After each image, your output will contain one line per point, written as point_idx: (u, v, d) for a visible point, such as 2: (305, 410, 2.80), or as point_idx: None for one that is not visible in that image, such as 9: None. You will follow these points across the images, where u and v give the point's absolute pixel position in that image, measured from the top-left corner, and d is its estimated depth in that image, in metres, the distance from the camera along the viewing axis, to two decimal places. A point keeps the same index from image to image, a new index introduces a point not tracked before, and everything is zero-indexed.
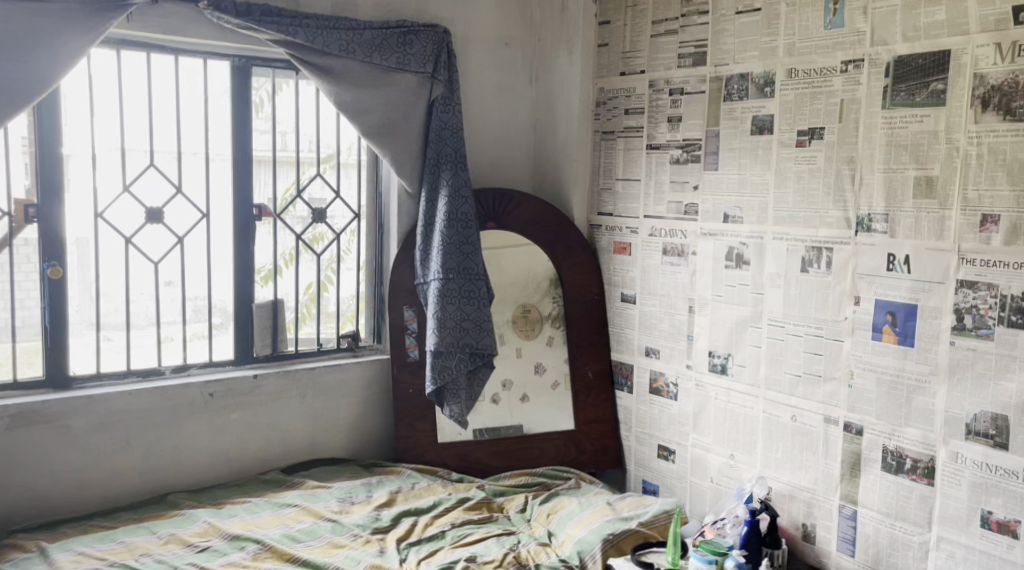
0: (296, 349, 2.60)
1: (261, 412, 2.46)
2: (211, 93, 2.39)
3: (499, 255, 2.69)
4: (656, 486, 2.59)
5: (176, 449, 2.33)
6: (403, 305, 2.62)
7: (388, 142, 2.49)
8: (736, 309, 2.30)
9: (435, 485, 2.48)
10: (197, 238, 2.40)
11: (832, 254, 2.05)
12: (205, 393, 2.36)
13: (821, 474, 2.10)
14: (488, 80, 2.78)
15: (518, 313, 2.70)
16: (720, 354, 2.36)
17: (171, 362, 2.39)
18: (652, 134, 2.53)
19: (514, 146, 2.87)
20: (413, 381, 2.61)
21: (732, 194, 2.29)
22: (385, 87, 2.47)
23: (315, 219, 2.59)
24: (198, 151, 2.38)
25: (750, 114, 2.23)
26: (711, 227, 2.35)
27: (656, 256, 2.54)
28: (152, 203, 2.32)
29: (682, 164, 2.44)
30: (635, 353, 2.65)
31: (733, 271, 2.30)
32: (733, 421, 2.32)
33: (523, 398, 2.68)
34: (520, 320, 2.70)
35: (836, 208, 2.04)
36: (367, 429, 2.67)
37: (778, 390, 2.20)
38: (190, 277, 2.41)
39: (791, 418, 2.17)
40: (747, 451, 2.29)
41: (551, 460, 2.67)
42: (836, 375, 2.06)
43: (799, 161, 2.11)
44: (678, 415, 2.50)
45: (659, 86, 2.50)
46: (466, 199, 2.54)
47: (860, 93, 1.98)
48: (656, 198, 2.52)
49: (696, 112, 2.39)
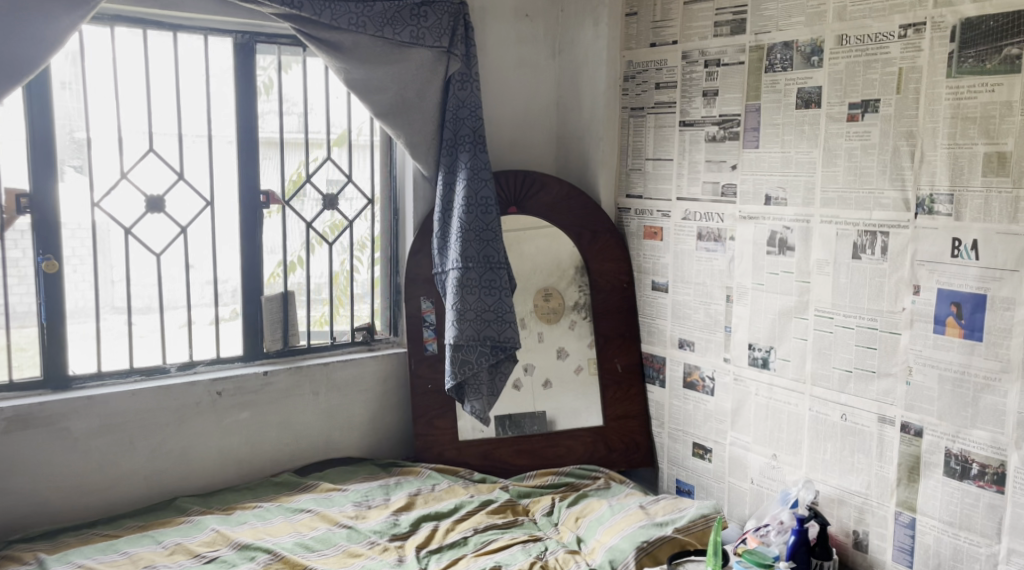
0: (309, 344, 2.46)
1: (272, 411, 2.33)
2: (214, 72, 2.23)
3: (520, 237, 2.53)
4: (691, 486, 2.44)
5: (183, 451, 2.20)
6: (420, 296, 2.47)
7: (402, 122, 2.34)
8: (780, 298, 2.13)
9: (456, 486, 2.34)
10: (201, 228, 2.26)
11: (887, 239, 1.88)
12: (213, 392, 2.22)
13: (876, 477, 1.94)
14: (508, 55, 2.60)
15: (539, 297, 2.54)
16: (762, 347, 2.19)
17: (176, 359, 2.26)
18: (686, 110, 2.35)
19: (536, 124, 2.70)
20: (432, 375, 2.47)
21: (775, 173, 2.11)
22: (398, 63, 2.30)
23: (326, 207, 2.44)
24: (201, 134, 2.23)
25: (795, 86, 2.04)
26: (752, 210, 2.18)
27: (690, 241, 2.37)
28: (152, 191, 2.18)
29: (719, 142, 2.26)
30: (667, 344, 2.49)
31: (776, 258, 2.13)
32: (776, 419, 2.16)
33: (546, 385, 2.52)
34: (542, 303, 2.54)
35: (893, 187, 1.86)
36: (383, 426, 2.53)
37: (826, 386, 2.03)
38: (195, 268, 2.27)
39: (841, 417, 2.00)
40: (792, 452, 2.12)
41: (578, 459, 2.51)
42: (892, 370, 1.89)
43: (851, 137, 1.93)
44: (715, 412, 2.34)
45: (693, 58, 2.31)
46: (486, 182, 2.38)
47: (922, 60, 1.79)
48: (690, 179, 2.35)
49: (733, 86, 2.21)
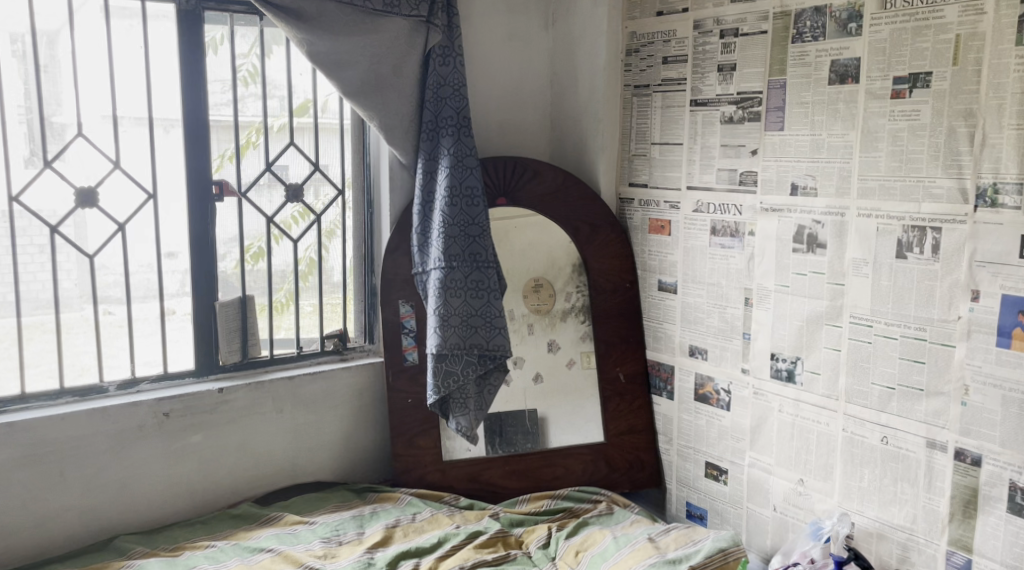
0: (272, 354, 2.17)
1: (228, 433, 2.04)
2: (152, 44, 1.93)
3: (509, 225, 2.26)
4: (703, 511, 2.18)
5: (123, 481, 1.91)
6: (398, 299, 2.19)
7: (375, 102, 2.05)
8: (808, 303, 1.86)
9: (440, 515, 2.06)
10: (143, 225, 1.96)
11: (939, 236, 1.61)
12: (158, 413, 1.94)
13: (923, 511, 1.68)
14: (496, 25, 2.31)
15: (528, 285, 2.27)
16: (787, 358, 1.92)
17: (116, 377, 1.96)
18: (698, 87, 2.07)
19: (528, 104, 2.41)
20: (413, 389, 2.19)
21: (803, 159, 1.84)
22: (370, 35, 2.01)
23: (290, 199, 2.15)
24: (140, 116, 1.93)
25: (828, 57, 1.77)
26: (776, 202, 1.91)
27: (702, 236, 2.10)
28: (83, 183, 1.88)
29: (736, 124, 1.98)
30: (676, 352, 2.22)
31: (804, 256, 1.86)
32: (803, 439, 1.89)
33: (536, 378, 2.26)
34: (531, 293, 2.27)
35: (946, 175, 1.60)
36: (357, 447, 2.25)
37: (864, 405, 1.77)
38: (136, 270, 1.97)
39: (881, 440, 1.74)
40: (822, 477, 1.86)
41: (576, 480, 2.24)
42: (945, 388, 1.63)
43: (896, 117, 1.66)
44: (731, 429, 2.07)
45: (706, 28, 2.03)
46: (472, 170, 2.09)
47: (986, 25, 1.52)
48: (702, 166, 2.07)
49: (754, 59, 1.93)
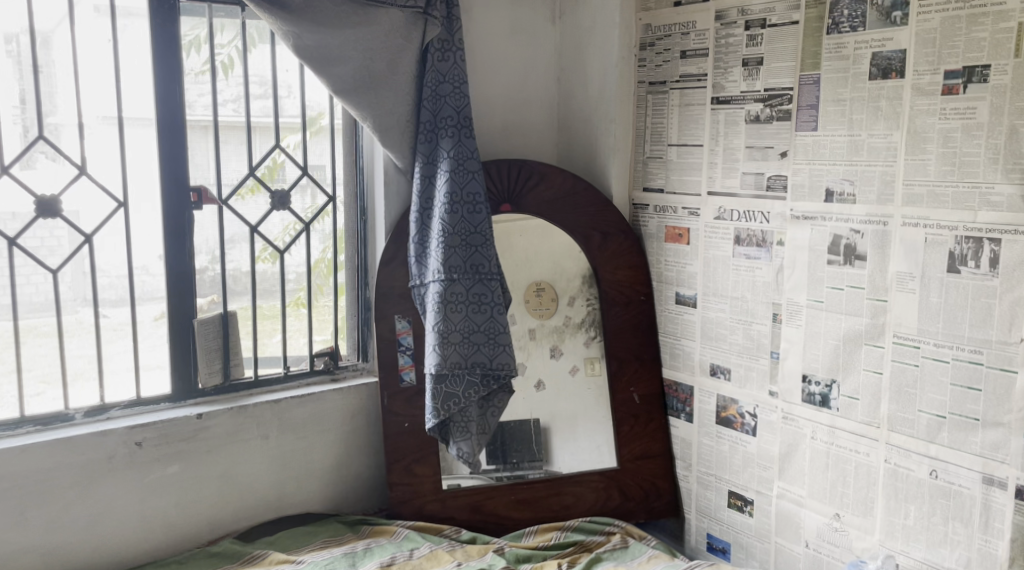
0: (256, 376, 2.00)
1: (209, 462, 1.87)
2: (122, 37, 1.75)
3: (512, 228, 2.09)
4: (725, 544, 2.00)
5: (92, 518, 1.74)
6: (393, 315, 2.01)
7: (369, 100, 1.88)
8: (845, 321, 1.69)
9: (439, 550, 1.87)
10: (113, 236, 1.78)
11: (998, 248, 1.45)
12: (130, 443, 1.76)
13: (978, 554, 1.51)
14: (499, 18, 2.14)
15: (529, 289, 2.10)
16: (820, 381, 1.75)
17: (84, 404, 1.79)
18: (720, 83, 1.90)
19: (533, 104, 2.24)
20: (410, 412, 2.01)
21: (840, 161, 1.67)
22: (363, 27, 1.83)
23: (276, 206, 1.97)
24: (108, 116, 1.75)
25: (869, 50, 1.60)
26: (808, 209, 1.74)
27: (725, 246, 1.92)
28: (44, 191, 1.70)
29: (763, 124, 1.81)
30: (695, 371, 2.04)
31: (840, 269, 1.69)
32: (839, 470, 1.72)
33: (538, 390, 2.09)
34: (532, 297, 2.10)
35: (1007, 180, 1.43)
36: (349, 474, 2.07)
37: (910, 434, 1.59)
38: (105, 285, 1.79)
39: (929, 474, 1.57)
40: (860, 512, 1.69)
41: (587, 509, 2.07)
42: (1005, 419, 1.46)
43: (948, 115, 1.49)
44: (757, 456, 1.90)
45: (730, 18, 1.86)
46: (474, 174, 1.92)
47: None
48: (725, 169, 1.90)
49: (783, 52, 1.76)
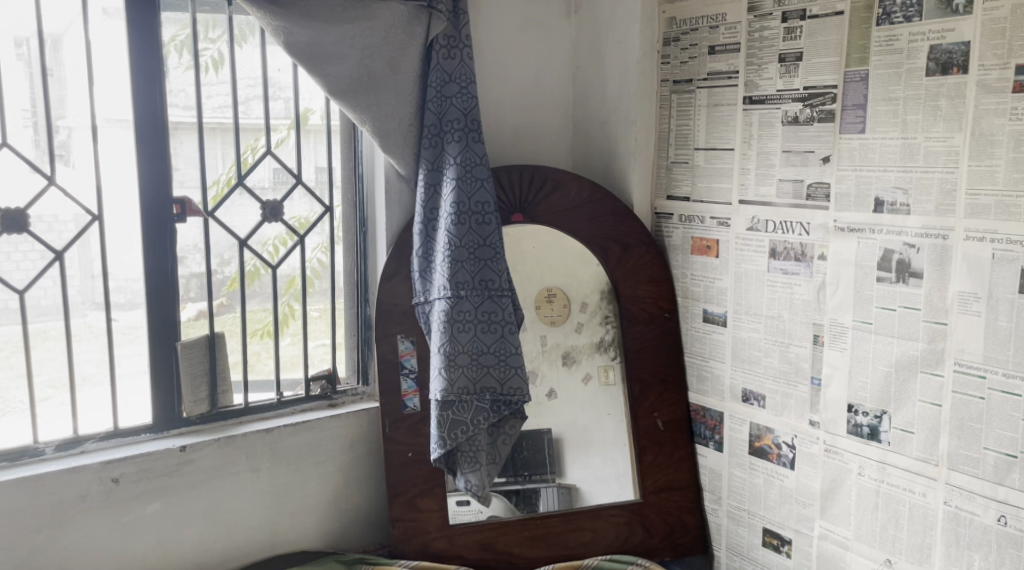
0: (246, 403, 1.83)
1: (192, 498, 1.71)
2: (94, 33, 1.58)
3: (523, 236, 1.91)
4: None
5: (62, 562, 1.58)
6: (396, 335, 1.84)
7: (368, 103, 1.71)
8: (898, 345, 1.51)
9: None
10: (87, 252, 1.62)
11: None
12: (106, 479, 1.60)
13: None
14: (510, 13, 1.97)
15: (540, 296, 1.92)
16: (868, 413, 1.58)
17: (55, 437, 1.62)
18: (753, 81, 1.72)
19: (547, 106, 2.07)
20: (414, 441, 1.84)
21: (892, 168, 1.49)
22: (362, 23, 1.66)
23: (267, 218, 1.81)
24: (80, 120, 1.58)
25: (926, 42, 1.42)
26: (854, 220, 1.56)
27: (759, 260, 1.75)
28: (8, 204, 1.53)
29: (802, 127, 1.64)
30: (726, 396, 1.87)
31: (891, 287, 1.51)
32: (891, 512, 1.55)
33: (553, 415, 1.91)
34: (543, 303, 1.92)
35: None
36: (347, 508, 1.91)
37: (974, 474, 1.42)
38: (78, 306, 1.63)
39: (999, 520, 1.39)
40: (915, 559, 1.51)
41: (608, 547, 1.89)
42: None
43: (1020, 116, 1.32)
44: (796, 491, 1.73)
45: (765, 9, 1.69)
46: (483, 181, 1.75)
47: None
48: (758, 175, 1.73)
49: (825, 46, 1.58)
